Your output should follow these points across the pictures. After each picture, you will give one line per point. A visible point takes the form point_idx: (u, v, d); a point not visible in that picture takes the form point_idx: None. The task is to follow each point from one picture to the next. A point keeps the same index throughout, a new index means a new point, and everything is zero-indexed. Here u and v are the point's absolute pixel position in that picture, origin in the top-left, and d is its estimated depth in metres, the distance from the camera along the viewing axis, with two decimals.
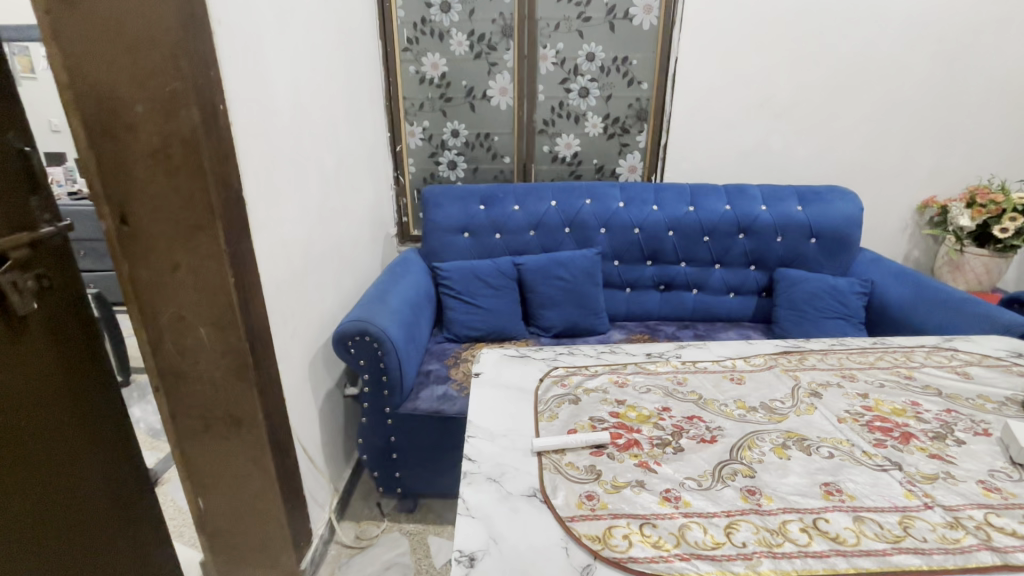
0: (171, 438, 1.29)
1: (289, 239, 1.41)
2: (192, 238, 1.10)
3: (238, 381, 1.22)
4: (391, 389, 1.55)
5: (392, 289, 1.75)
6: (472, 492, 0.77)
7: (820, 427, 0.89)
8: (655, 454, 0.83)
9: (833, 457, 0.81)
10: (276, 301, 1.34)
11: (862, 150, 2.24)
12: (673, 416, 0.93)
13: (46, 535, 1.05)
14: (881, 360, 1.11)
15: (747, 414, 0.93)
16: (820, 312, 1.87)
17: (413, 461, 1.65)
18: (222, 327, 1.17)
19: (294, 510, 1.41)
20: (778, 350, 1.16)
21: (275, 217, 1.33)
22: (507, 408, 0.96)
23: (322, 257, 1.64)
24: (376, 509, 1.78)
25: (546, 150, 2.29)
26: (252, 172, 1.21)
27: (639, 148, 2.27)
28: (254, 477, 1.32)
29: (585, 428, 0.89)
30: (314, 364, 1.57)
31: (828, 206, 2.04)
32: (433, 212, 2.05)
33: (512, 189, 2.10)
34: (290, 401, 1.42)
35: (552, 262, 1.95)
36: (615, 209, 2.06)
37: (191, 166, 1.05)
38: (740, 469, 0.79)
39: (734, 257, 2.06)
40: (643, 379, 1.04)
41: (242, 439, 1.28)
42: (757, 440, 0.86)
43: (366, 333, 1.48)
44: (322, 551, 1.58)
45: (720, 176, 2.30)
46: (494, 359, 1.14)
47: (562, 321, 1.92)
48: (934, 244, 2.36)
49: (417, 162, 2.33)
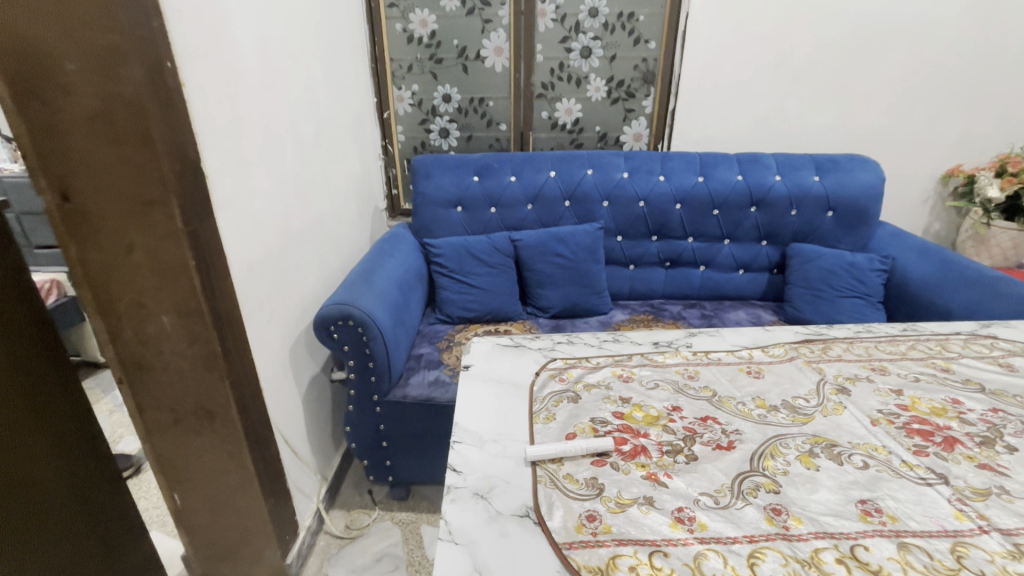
0: (139, 431, 1.20)
1: (262, 218, 1.29)
2: (146, 215, 0.98)
3: (207, 372, 1.12)
4: (379, 375, 1.46)
5: (380, 269, 1.63)
6: (456, 511, 0.67)
7: (852, 431, 0.79)
8: (665, 464, 0.73)
9: (868, 467, 0.71)
10: (248, 284, 1.23)
11: (885, 115, 2.08)
12: (684, 417, 0.83)
13: (16, 535, 0.98)
14: (913, 350, 1.00)
15: (767, 415, 0.83)
16: (836, 291, 1.76)
17: (406, 450, 1.57)
18: (186, 315, 1.06)
19: (277, 504, 1.33)
20: (799, 338, 1.05)
21: (245, 192, 1.21)
22: (499, 407, 0.86)
23: (301, 234, 1.51)
24: (367, 497, 1.71)
25: (545, 116, 2.13)
26: (213, 143, 1.08)
27: (644, 114, 2.12)
28: (231, 473, 1.24)
29: (585, 432, 0.79)
30: (296, 349, 1.47)
31: (848, 176, 1.90)
32: (424, 184, 1.91)
33: (509, 158, 1.95)
34: (269, 390, 1.32)
35: (552, 238, 1.83)
36: (619, 179, 1.92)
37: (138, 134, 0.91)
38: (763, 482, 0.69)
39: (745, 231, 1.93)
40: (651, 373, 0.94)
41: (216, 433, 1.19)
42: (780, 447, 0.75)
43: (349, 318, 1.37)
44: (310, 543, 1.51)
45: (731, 144, 2.15)
46: (484, 349, 1.03)
47: (561, 301, 1.80)
48: (957, 216, 2.22)
49: (407, 130, 2.17)
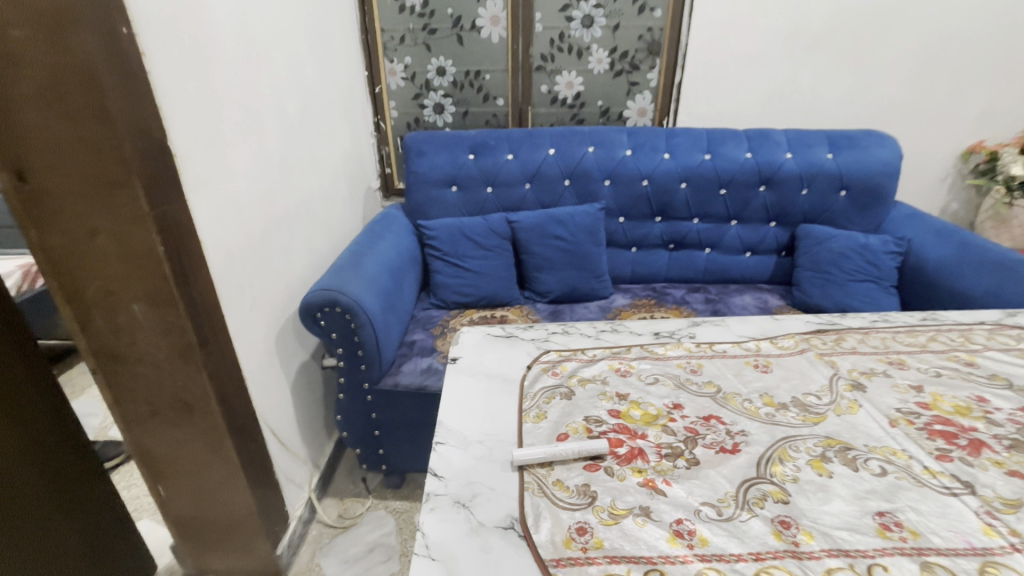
0: (118, 423, 1.15)
1: (242, 201, 1.22)
2: (108, 197, 0.91)
3: (185, 364, 1.07)
4: (369, 364, 1.40)
5: (370, 252, 1.56)
6: (434, 522, 0.62)
7: (868, 432, 0.72)
8: (664, 469, 0.67)
9: (887, 474, 0.65)
10: (228, 271, 1.16)
11: (905, 88, 1.97)
12: (686, 416, 0.77)
13: None
14: (934, 342, 0.93)
15: (776, 414, 0.76)
16: (848, 274, 1.68)
17: (398, 439, 1.52)
18: (158, 304, 1.00)
19: (264, 496, 1.30)
20: (810, 328, 0.98)
21: (221, 174, 1.14)
22: (486, 404, 0.80)
23: (286, 216, 1.44)
24: (361, 485, 1.68)
25: (545, 90, 2.03)
26: (182, 119, 1.01)
27: (649, 87, 2.01)
28: (215, 465, 1.20)
29: (578, 433, 0.73)
30: (282, 337, 1.41)
31: (863, 154, 1.80)
32: (417, 162, 1.83)
33: (506, 135, 1.86)
34: (253, 380, 1.27)
35: (550, 219, 1.75)
36: (621, 157, 1.83)
37: (92, 109, 0.84)
38: (771, 491, 0.63)
39: (753, 211, 1.85)
40: (651, 367, 0.88)
41: (196, 425, 1.14)
42: (790, 450, 0.69)
43: (336, 305, 1.31)
44: (301, 533, 1.49)
45: (740, 120, 2.04)
46: (474, 339, 0.97)
47: (560, 285, 1.74)
48: (977, 195, 2.12)
49: (399, 105, 2.07)
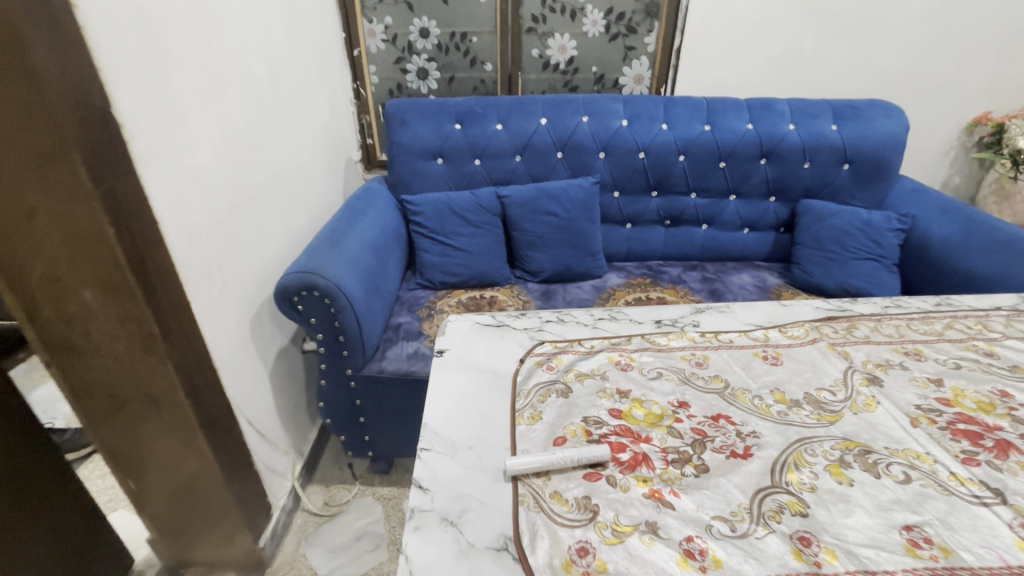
0: (79, 417, 1.07)
1: (206, 175, 1.12)
2: (45, 172, 0.80)
3: (146, 356, 0.99)
4: (351, 350, 1.32)
5: (350, 230, 1.47)
6: (420, 543, 0.55)
7: (888, 433, 0.67)
8: (671, 478, 0.62)
9: (911, 482, 0.60)
10: (192, 253, 1.07)
11: (913, 54, 1.87)
12: (693, 415, 0.71)
13: None
14: (950, 330, 0.88)
15: (789, 412, 0.71)
16: (849, 252, 1.62)
17: (384, 426, 1.46)
18: (113, 291, 0.91)
19: (244, 490, 1.24)
20: (820, 315, 0.92)
21: (180, 145, 1.03)
22: (476, 403, 0.73)
23: (257, 191, 1.34)
24: (347, 471, 1.63)
25: (536, 54, 1.90)
26: (129, 83, 0.89)
27: (646, 53, 1.89)
28: (188, 460, 1.13)
29: (576, 436, 0.67)
30: (257, 322, 1.33)
31: (869, 125, 1.72)
32: (400, 132, 1.71)
33: (494, 103, 1.74)
34: (225, 370, 1.19)
35: (542, 194, 1.66)
36: (617, 128, 1.73)
37: (17, 70, 0.72)
38: (788, 502, 0.58)
39: (753, 186, 1.77)
40: (653, 360, 0.81)
41: (165, 418, 1.07)
42: (806, 455, 0.64)
43: (314, 288, 1.23)
44: (285, 523, 1.44)
45: (741, 88, 1.94)
46: (462, 329, 0.90)
47: (552, 264, 1.66)
48: (979, 168, 2.06)
49: (380, 70, 1.94)
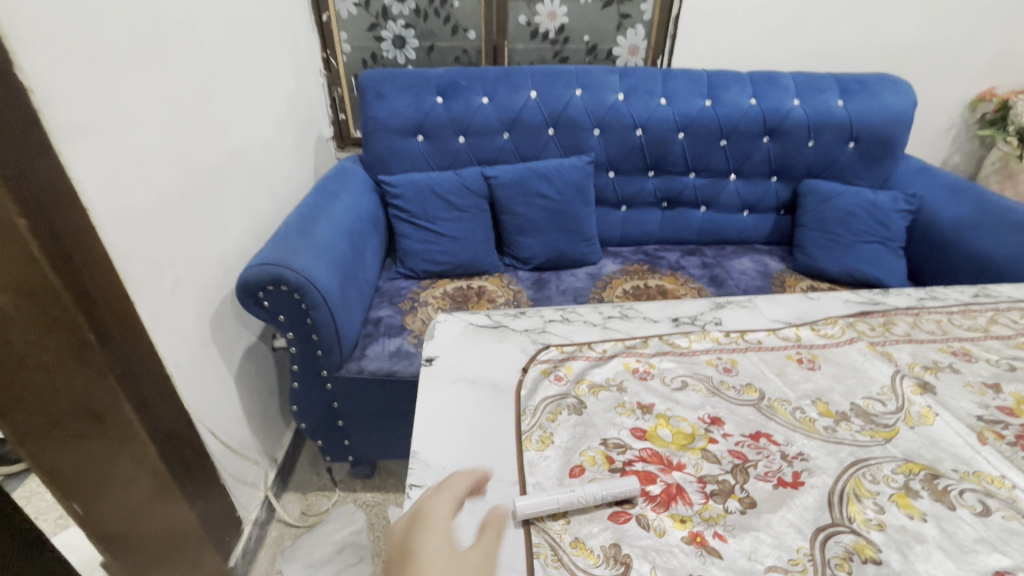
0: (7, 437, 0.92)
1: (149, 153, 0.96)
2: None
3: (81, 366, 0.84)
4: (325, 350, 1.19)
5: (322, 215, 1.32)
6: None
7: (953, 452, 0.58)
8: (712, 516, 0.52)
9: (992, 514, 0.52)
10: (135, 246, 0.92)
11: (921, 26, 1.78)
12: (729, 435, 0.60)
13: None
14: (996, 326, 0.79)
15: (837, 428, 0.61)
16: (855, 235, 1.55)
17: (365, 430, 1.34)
18: (33, 294, 0.76)
19: (208, 508, 1.12)
20: (853, 309, 0.83)
21: (112, 118, 0.87)
22: (475, 427, 0.61)
23: (213, 172, 1.18)
24: (325, 476, 1.51)
25: (523, 21, 1.74)
26: (39, 40, 0.73)
27: (642, 21, 1.75)
28: (142, 479, 0.99)
29: (596, 464, 0.57)
30: (217, 320, 1.18)
31: (877, 100, 1.63)
32: (376, 106, 1.55)
33: (479, 73, 1.59)
34: (181, 376, 1.05)
35: (533, 174, 1.53)
36: (612, 102, 1.60)
37: None
38: (855, 545, 0.49)
39: (755, 165, 1.67)
40: (675, 366, 0.71)
41: (108, 435, 0.92)
42: (865, 482, 0.55)
43: (281, 283, 1.09)
44: (258, 537, 1.32)
45: (742, 61, 1.82)
46: (454, 332, 0.78)
47: (543, 250, 1.54)
48: (980, 146, 2.01)
49: (352, 38, 1.76)
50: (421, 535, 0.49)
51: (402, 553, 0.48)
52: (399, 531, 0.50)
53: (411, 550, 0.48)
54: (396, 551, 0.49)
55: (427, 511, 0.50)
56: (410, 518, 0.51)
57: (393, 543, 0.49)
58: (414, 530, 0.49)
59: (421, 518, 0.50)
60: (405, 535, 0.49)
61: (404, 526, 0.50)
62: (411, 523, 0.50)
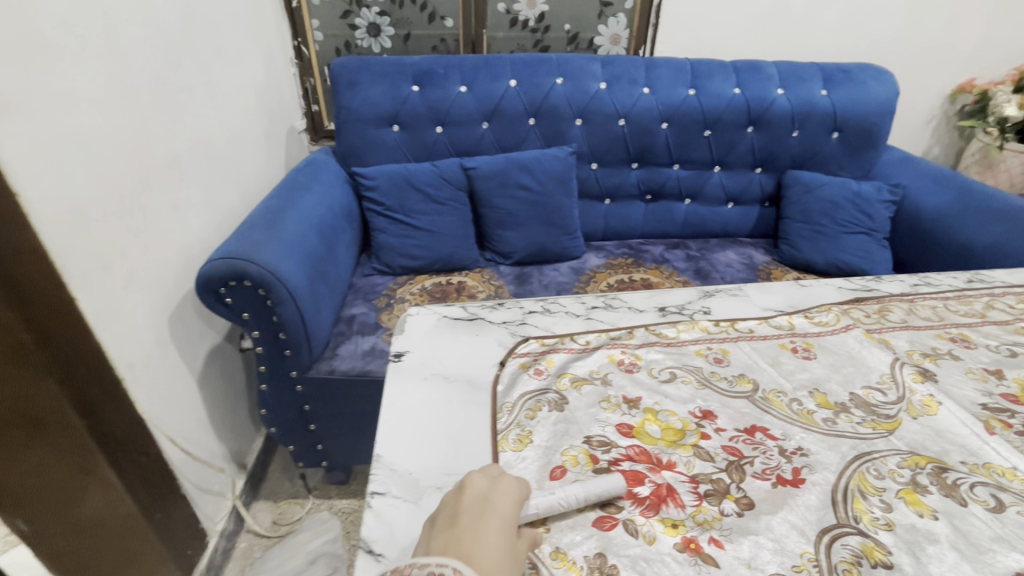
0: None
1: (93, 137, 0.88)
2: None
3: (15, 371, 0.76)
4: (294, 349, 1.12)
5: (290, 207, 1.25)
6: None
7: (960, 443, 0.55)
8: (706, 520, 0.47)
9: (1006, 509, 0.48)
10: (77, 238, 0.84)
11: (903, 17, 1.77)
12: (722, 430, 0.56)
13: None
14: (992, 311, 0.76)
15: (837, 420, 0.57)
16: (841, 226, 1.52)
17: (339, 434, 1.27)
18: None
19: (167, 521, 1.05)
20: (846, 296, 0.79)
21: (46, 96, 0.79)
22: (445, 427, 0.56)
23: (170, 160, 1.10)
24: (298, 483, 1.43)
25: (502, 9, 1.69)
26: None
27: (624, 9, 1.71)
28: (93, 494, 0.90)
29: (578, 465, 0.51)
30: (177, 319, 1.11)
31: (860, 90, 1.61)
32: (349, 95, 1.48)
33: (457, 61, 1.53)
34: (134, 379, 0.97)
35: (513, 165, 1.48)
36: (595, 91, 1.56)
37: None
38: (864, 548, 0.45)
39: (739, 156, 1.64)
40: (663, 358, 0.66)
41: (50, 447, 0.82)
42: (870, 478, 0.51)
43: (244, 278, 1.02)
44: (225, 550, 1.25)
45: (725, 51, 1.80)
46: (426, 325, 0.72)
47: (525, 244, 1.49)
48: (959, 138, 2.02)
49: (324, 26, 1.69)
50: (500, 497, 0.44)
51: (478, 503, 0.43)
52: (476, 483, 0.45)
53: (490, 504, 0.43)
54: (472, 497, 0.43)
55: (510, 480, 0.46)
56: (488, 478, 0.46)
57: (468, 489, 0.44)
58: (495, 489, 0.44)
59: (503, 483, 0.45)
60: (483, 490, 0.44)
61: (483, 482, 0.45)
62: (491, 483, 0.45)
